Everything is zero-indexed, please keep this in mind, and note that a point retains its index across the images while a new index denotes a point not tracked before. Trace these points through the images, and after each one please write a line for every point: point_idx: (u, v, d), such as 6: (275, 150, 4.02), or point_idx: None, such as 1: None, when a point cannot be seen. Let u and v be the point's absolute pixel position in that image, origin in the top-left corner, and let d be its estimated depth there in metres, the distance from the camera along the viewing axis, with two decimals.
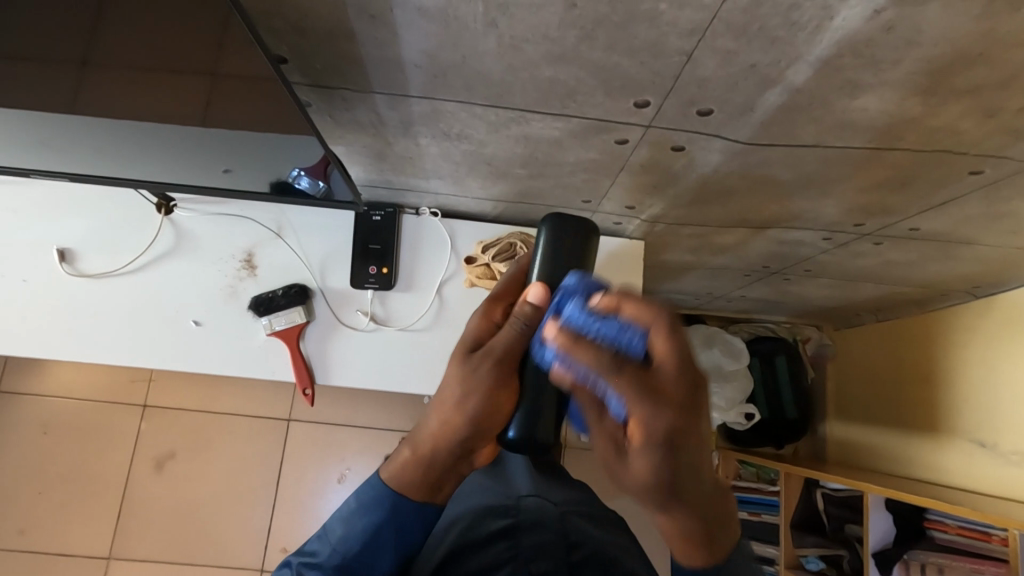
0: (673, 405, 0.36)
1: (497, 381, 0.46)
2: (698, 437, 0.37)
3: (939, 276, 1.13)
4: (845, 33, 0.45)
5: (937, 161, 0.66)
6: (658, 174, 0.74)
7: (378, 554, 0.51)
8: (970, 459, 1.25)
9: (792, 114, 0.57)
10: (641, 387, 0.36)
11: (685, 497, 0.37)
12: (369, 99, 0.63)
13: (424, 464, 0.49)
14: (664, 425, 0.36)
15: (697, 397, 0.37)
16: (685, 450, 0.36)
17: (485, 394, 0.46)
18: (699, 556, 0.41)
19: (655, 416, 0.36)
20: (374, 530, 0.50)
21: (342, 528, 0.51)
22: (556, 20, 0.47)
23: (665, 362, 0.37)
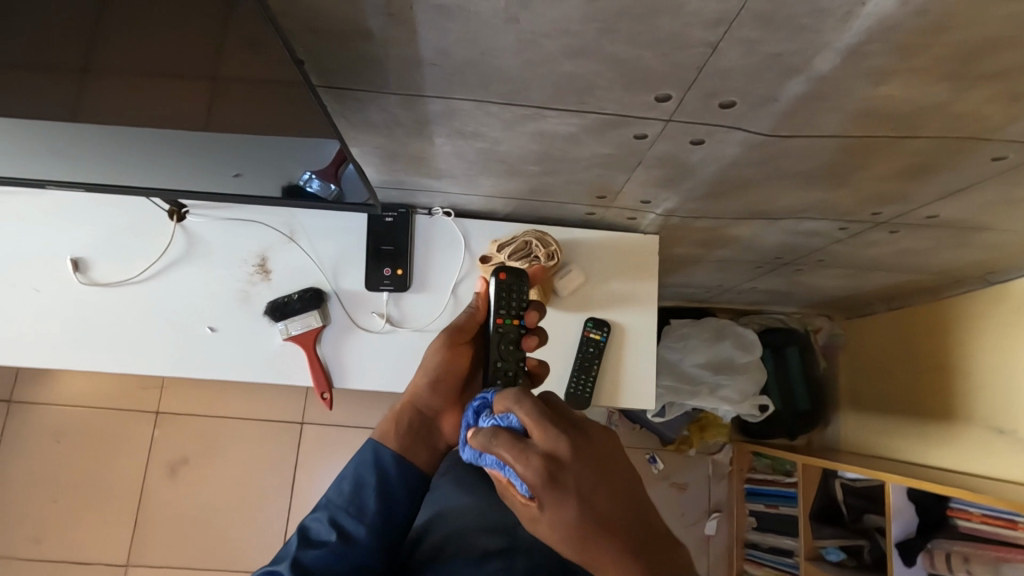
0: (551, 450, 0.37)
1: (450, 342, 0.65)
2: (579, 480, 0.36)
3: (953, 263, 1.12)
4: (874, 18, 0.44)
5: (959, 148, 0.65)
6: (675, 168, 0.73)
7: (365, 506, 0.58)
8: (989, 446, 1.21)
9: (814, 104, 0.56)
10: (516, 448, 0.38)
11: (600, 538, 0.35)
12: (384, 99, 0.62)
13: (404, 414, 0.63)
14: (539, 476, 0.36)
15: (577, 435, 0.38)
16: (568, 487, 0.36)
17: (440, 353, 0.65)
18: None
19: (527, 468, 0.37)
20: (365, 483, 0.59)
21: (338, 487, 0.59)
22: (579, 13, 0.46)
23: (533, 424, 0.39)
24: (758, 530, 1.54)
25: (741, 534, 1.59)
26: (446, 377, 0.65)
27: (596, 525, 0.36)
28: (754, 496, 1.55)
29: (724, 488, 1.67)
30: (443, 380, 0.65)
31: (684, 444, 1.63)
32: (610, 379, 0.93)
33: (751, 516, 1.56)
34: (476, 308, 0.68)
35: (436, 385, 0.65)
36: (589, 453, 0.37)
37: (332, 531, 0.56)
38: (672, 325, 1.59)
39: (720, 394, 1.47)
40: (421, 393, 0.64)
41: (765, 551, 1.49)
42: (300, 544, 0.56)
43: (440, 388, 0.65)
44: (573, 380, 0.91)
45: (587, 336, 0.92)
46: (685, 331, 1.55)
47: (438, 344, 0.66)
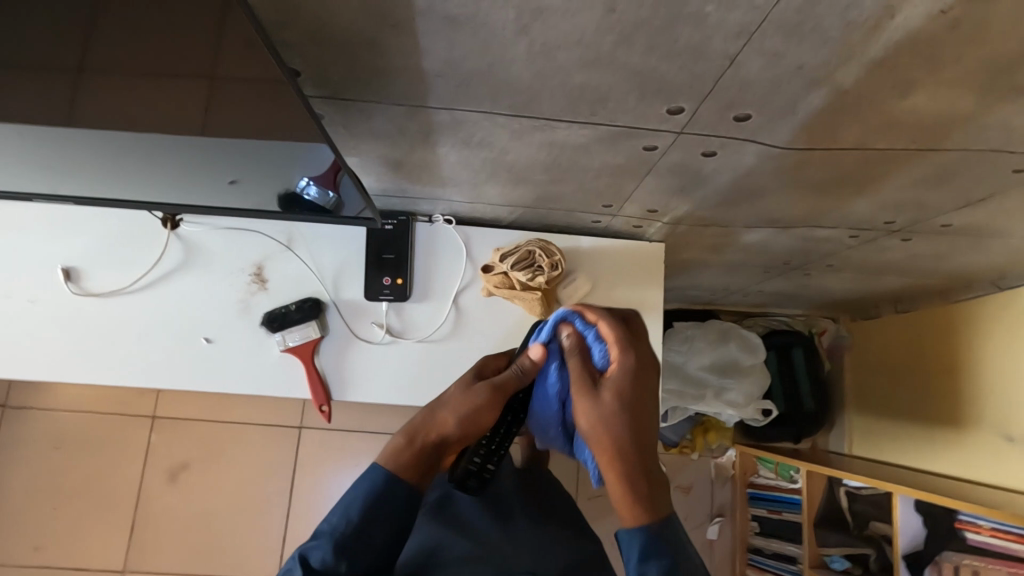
0: (636, 359, 0.67)
1: (487, 403, 0.70)
2: (643, 381, 0.67)
3: (965, 268, 1.10)
4: (905, 32, 0.42)
5: (980, 159, 0.63)
6: (686, 179, 0.71)
7: (371, 532, 0.64)
8: (998, 454, 1.18)
9: (837, 117, 0.54)
10: (624, 341, 0.68)
11: (624, 416, 0.64)
12: (386, 110, 0.59)
13: (421, 449, 0.69)
14: (626, 361, 0.67)
15: (651, 365, 0.69)
16: (636, 381, 0.66)
17: (476, 411, 0.69)
18: (623, 467, 0.63)
19: (625, 356, 0.67)
20: (370, 513, 0.64)
21: (342, 514, 0.64)
22: (592, 26, 0.44)
23: (636, 334, 0.71)
24: (761, 535, 1.53)
25: (746, 537, 1.58)
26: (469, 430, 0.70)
27: (631, 411, 0.65)
28: (757, 501, 1.54)
29: (728, 491, 1.63)
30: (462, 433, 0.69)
31: (687, 447, 1.62)
32: None
33: (754, 521, 1.55)
34: (523, 373, 0.71)
35: (460, 433, 0.69)
36: (649, 378, 0.68)
37: (339, 559, 0.62)
38: (674, 328, 1.53)
39: (725, 398, 1.46)
40: (445, 438, 0.69)
41: (769, 557, 1.48)
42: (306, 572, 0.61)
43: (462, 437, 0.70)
44: None
45: None
46: (688, 333, 1.51)
47: (473, 404, 0.69)
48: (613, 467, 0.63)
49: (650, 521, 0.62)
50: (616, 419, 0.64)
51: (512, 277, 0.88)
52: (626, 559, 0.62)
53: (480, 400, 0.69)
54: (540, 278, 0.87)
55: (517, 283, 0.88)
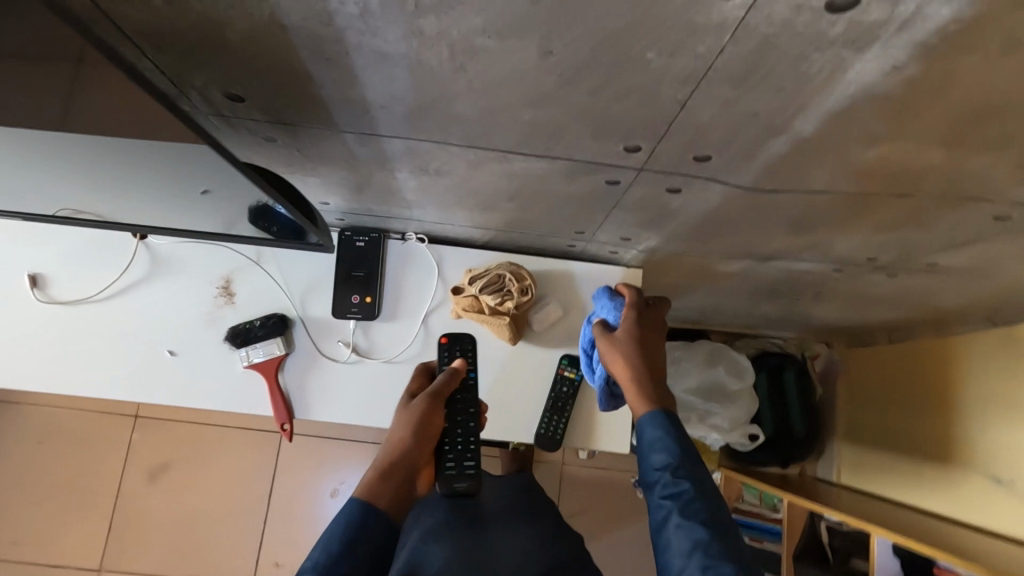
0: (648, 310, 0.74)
1: (433, 405, 0.71)
2: (653, 326, 0.73)
3: (958, 304, 1.06)
4: (860, 86, 0.39)
5: (958, 205, 0.60)
6: (655, 211, 0.69)
7: (353, 567, 0.57)
8: (986, 496, 1.14)
9: (799, 163, 0.52)
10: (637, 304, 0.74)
11: (642, 350, 0.70)
12: (338, 136, 0.58)
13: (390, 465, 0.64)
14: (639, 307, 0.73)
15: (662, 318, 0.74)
16: (647, 323, 0.72)
17: (426, 414, 0.69)
18: (636, 383, 0.68)
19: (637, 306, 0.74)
20: (353, 542, 0.57)
21: (321, 549, 0.57)
22: (532, 66, 0.42)
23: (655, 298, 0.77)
24: None
25: None
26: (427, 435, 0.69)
27: (641, 343, 0.70)
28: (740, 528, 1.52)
29: None
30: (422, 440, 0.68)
31: None
32: (584, 421, 0.89)
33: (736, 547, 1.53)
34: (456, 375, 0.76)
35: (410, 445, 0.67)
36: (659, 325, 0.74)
37: None
38: None
39: (709, 421, 1.44)
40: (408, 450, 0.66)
41: None
42: None
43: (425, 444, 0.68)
44: (544, 420, 0.87)
45: (562, 374, 0.88)
46: (677, 354, 1.49)
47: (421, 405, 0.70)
48: (628, 383, 0.68)
49: (663, 422, 0.65)
50: (629, 347, 0.70)
51: (481, 300, 0.86)
52: (652, 462, 0.65)
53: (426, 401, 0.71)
54: (510, 302, 0.85)
55: (487, 306, 0.86)
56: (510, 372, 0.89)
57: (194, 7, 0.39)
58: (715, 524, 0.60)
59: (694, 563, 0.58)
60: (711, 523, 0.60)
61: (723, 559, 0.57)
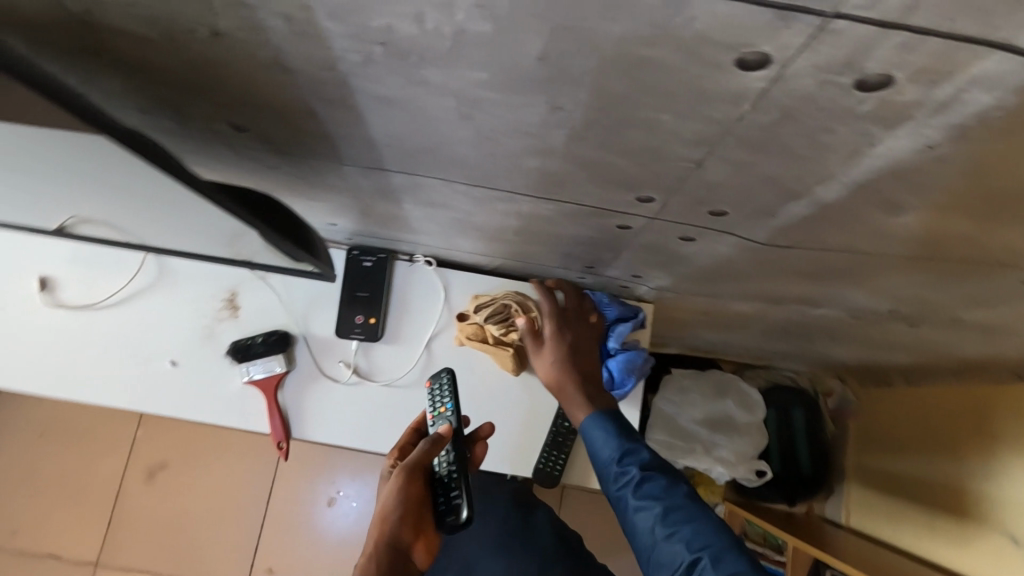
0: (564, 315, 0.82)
1: (407, 481, 0.67)
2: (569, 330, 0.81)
3: (980, 356, 1.02)
4: (886, 160, 0.37)
5: (987, 270, 0.56)
6: (666, 255, 0.67)
7: None
8: (1001, 556, 1.09)
9: (818, 224, 0.49)
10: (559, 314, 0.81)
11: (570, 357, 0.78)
12: (343, 168, 0.56)
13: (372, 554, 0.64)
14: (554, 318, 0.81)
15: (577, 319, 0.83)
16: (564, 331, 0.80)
17: (400, 492, 0.67)
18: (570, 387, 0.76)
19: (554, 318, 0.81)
20: None
21: None
22: (540, 119, 0.40)
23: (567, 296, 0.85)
24: None
25: None
26: (404, 514, 0.66)
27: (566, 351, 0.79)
28: None
29: None
30: (398, 519, 0.66)
31: None
32: (584, 458, 0.87)
33: None
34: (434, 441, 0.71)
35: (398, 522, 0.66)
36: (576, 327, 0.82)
37: None
38: (671, 375, 1.47)
39: (715, 454, 1.40)
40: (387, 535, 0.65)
41: None
42: None
43: (404, 523, 0.66)
44: (543, 454, 0.86)
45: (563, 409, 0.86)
46: (685, 383, 1.45)
47: (395, 481, 0.67)
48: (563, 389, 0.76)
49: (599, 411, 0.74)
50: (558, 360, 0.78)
51: (487, 331, 0.85)
52: (601, 454, 0.70)
53: (398, 476, 0.67)
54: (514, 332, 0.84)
55: (492, 336, 0.85)
56: (510, 403, 0.88)
57: (193, 45, 0.38)
58: (667, 493, 0.64)
59: (660, 533, 0.62)
60: (662, 493, 0.64)
61: (683, 520, 0.62)
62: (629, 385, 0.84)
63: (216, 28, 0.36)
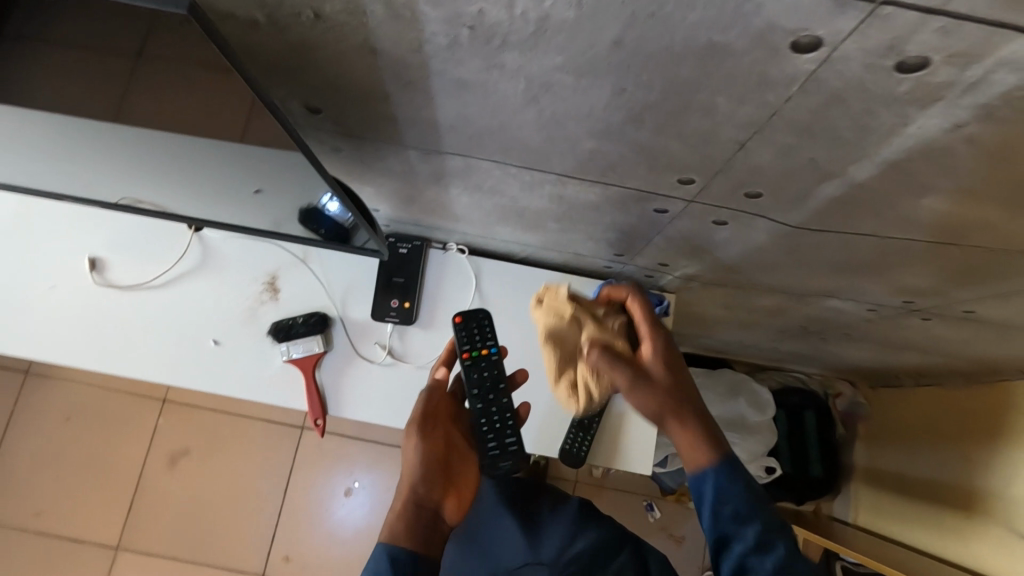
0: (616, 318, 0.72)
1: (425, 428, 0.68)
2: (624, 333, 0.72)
3: (988, 355, 1.05)
4: (919, 139, 0.41)
5: (1003, 258, 0.59)
6: (697, 242, 0.70)
7: None
8: (1009, 551, 1.12)
9: (849, 207, 0.53)
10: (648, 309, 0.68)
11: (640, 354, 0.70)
12: (402, 151, 0.60)
13: (401, 512, 0.62)
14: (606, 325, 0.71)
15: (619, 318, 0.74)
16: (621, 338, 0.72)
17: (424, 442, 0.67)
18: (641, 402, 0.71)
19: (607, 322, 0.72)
20: None
21: None
22: (602, 101, 0.44)
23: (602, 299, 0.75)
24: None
25: None
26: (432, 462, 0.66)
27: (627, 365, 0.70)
28: None
29: None
30: (427, 469, 0.65)
31: None
32: (608, 442, 0.91)
33: None
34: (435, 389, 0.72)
35: (426, 471, 0.65)
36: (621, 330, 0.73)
37: None
38: None
39: None
40: (416, 487, 0.64)
41: None
42: None
43: (432, 474, 0.66)
44: (570, 437, 0.89)
45: None
46: (698, 381, 1.49)
47: (414, 432, 0.68)
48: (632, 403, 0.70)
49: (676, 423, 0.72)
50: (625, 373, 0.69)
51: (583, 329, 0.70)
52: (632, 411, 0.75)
53: (415, 425, 0.68)
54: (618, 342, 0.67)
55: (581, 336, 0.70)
56: (537, 386, 0.91)
57: (295, 28, 0.42)
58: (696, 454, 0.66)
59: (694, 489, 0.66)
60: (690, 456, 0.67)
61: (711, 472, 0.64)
62: None
63: (321, 11, 0.40)
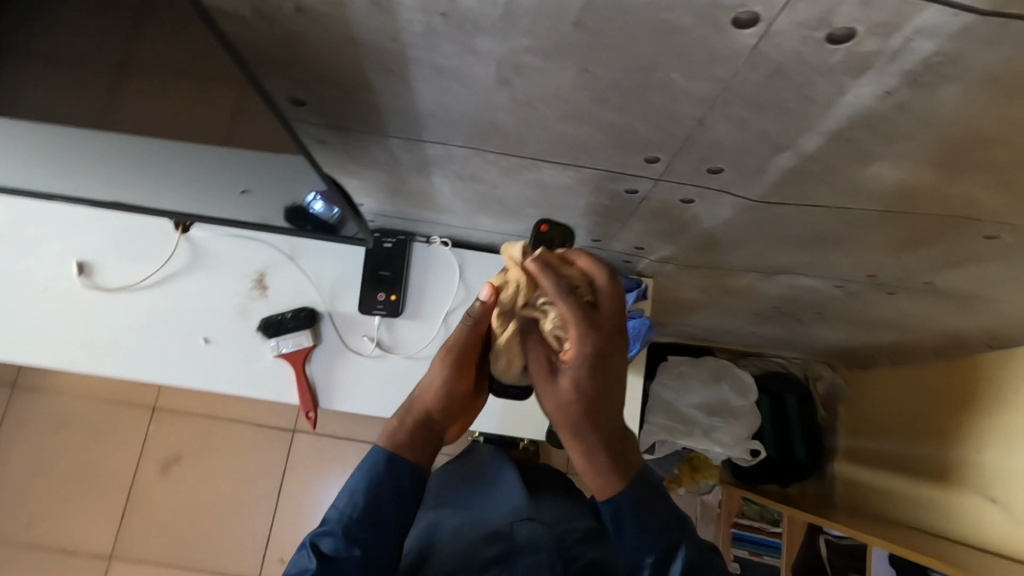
0: (594, 337, 0.57)
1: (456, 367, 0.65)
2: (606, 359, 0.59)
3: (954, 328, 1.09)
4: (858, 108, 0.44)
5: (952, 225, 0.63)
6: (669, 222, 0.74)
7: (379, 522, 0.65)
8: (982, 516, 1.17)
9: (802, 178, 0.57)
10: (582, 312, 0.57)
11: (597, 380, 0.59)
12: (384, 141, 0.63)
13: (410, 430, 0.68)
14: (585, 347, 0.57)
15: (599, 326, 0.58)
16: (596, 369, 0.58)
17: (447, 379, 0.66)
18: (593, 457, 0.62)
19: (584, 339, 0.57)
20: (381, 502, 0.65)
21: (348, 499, 0.65)
22: (568, 82, 0.47)
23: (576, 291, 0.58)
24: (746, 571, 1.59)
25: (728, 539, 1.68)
26: (452, 397, 0.68)
27: (588, 409, 0.60)
28: (739, 543, 1.65)
29: (712, 530, 1.73)
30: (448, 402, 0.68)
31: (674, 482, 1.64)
32: None
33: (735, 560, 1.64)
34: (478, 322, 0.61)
35: (446, 405, 0.68)
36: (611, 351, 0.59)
37: (349, 545, 0.63)
38: (670, 362, 1.56)
39: (714, 436, 1.45)
40: (431, 411, 0.68)
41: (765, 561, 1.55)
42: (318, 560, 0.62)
43: (452, 404, 0.68)
44: None
45: None
46: (683, 369, 1.53)
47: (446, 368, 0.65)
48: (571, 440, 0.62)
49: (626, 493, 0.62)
50: (573, 411, 0.59)
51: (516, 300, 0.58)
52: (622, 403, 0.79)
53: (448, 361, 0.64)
54: (544, 326, 0.59)
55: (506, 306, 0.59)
56: None
57: (278, 21, 0.45)
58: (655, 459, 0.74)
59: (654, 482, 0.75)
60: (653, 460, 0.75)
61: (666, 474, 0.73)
62: (634, 349, 0.91)
63: (302, 4, 0.43)
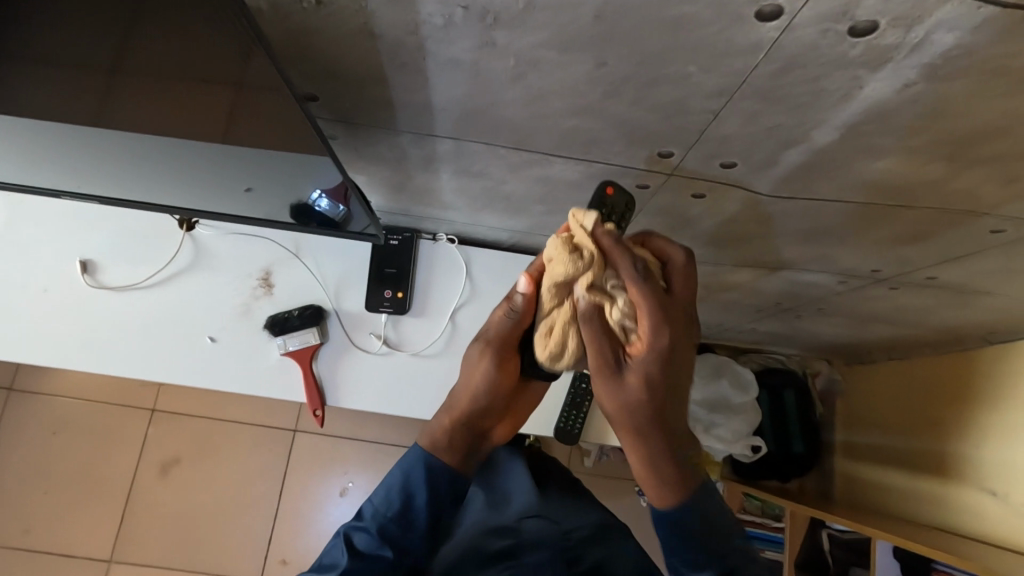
0: (671, 325, 0.54)
1: (498, 362, 0.64)
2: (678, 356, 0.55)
3: (953, 323, 1.11)
4: (872, 101, 0.45)
5: (956, 219, 0.64)
6: (676, 217, 0.74)
7: (411, 520, 0.65)
8: (981, 508, 1.18)
9: (812, 172, 0.57)
10: (660, 300, 0.54)
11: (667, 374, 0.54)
12: (395, 136, 0.63)
13: (449, 432, 0.67)
14: (661, 340, 0.53)
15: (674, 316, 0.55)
16: (669, 363, 0.54)
17: (486, 378, 0.64)
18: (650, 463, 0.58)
19: (660, 334, 0.53)
20: (415, 498, 0.65)
21: (382, 495, 0.65)
22: (584, 76, 0.48)
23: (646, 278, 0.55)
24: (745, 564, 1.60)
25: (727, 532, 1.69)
26: (492, 395, 0.66)
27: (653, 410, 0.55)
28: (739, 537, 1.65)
29: None
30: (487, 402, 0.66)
31: None
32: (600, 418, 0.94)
33: None
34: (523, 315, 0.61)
35: (485, 407, 0.67)
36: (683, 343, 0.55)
37: (383, 544, 0.63)
38: None
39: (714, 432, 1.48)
40: (468, 413, 0.67)
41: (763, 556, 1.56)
42: (350, 556, 0.62)
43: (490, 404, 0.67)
44: (563, 415, 0.92)
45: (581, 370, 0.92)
46: None
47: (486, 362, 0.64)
48: (628, 440, 0.57)
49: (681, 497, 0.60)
50: (640, 411, 0.55)
51: (586, 276, 0.55)
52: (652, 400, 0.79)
53: (489, 356, 0.63)
54: (611, 313, 0.55)
55: (568, 280, 0.56)
56: None
57: (295, 15, 0.45)
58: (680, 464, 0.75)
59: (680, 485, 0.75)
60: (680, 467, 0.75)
61: None
62: None
63: None
